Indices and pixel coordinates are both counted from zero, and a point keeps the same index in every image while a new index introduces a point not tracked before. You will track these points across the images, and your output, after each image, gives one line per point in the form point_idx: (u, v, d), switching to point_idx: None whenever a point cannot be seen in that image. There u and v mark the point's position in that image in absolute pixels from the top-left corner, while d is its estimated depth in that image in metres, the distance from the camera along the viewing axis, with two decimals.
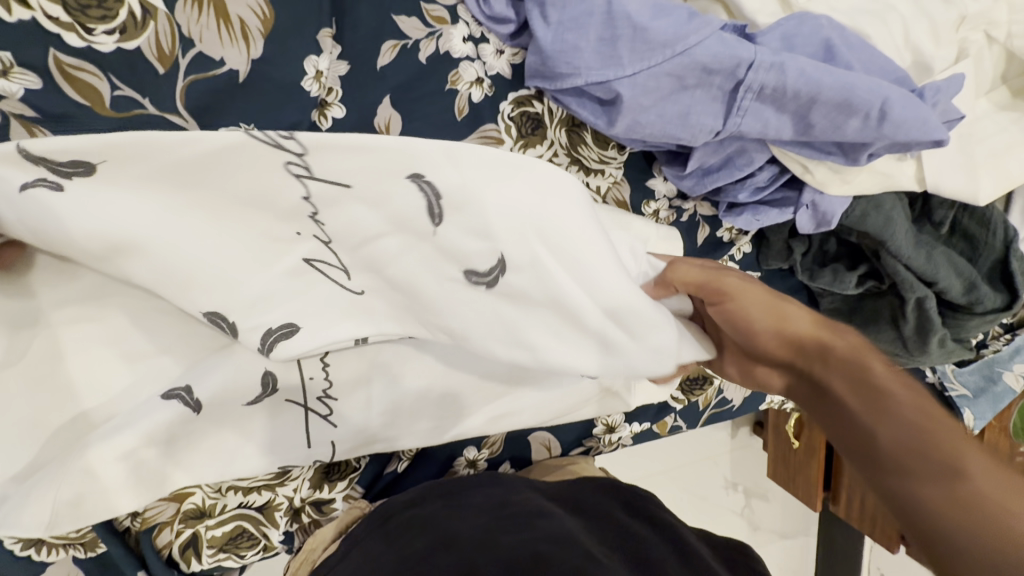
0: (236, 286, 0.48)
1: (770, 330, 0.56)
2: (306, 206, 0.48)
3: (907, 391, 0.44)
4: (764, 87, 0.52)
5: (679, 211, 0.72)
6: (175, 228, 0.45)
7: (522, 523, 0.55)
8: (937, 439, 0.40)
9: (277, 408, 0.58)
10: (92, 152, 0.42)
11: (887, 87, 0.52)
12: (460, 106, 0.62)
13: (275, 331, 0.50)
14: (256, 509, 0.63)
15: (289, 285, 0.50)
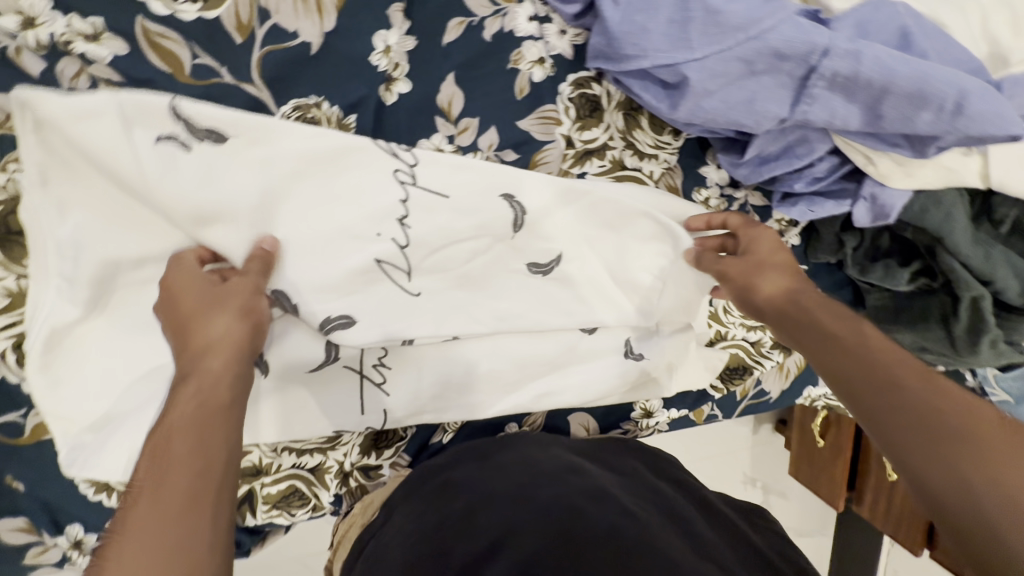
0: (311, 272, 0.54)
1: (771, 295, 0.60)
2: (399, 208, 0.56)
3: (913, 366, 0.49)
4: (837, 75, 0.51)
5: (731, 199, 0.72)
6: (272, 212, 0.52)
7: (559, 477, 0.57)
8: (947, 413, 0.44)
9: (336, 374, 0.60)
10: (231, 126, 0.50)
11: (964, 79, 0.51)
12: (521, 86, 0.62)
13: (333, 319, 0.56)
14: (309, 470, 0.65)
15: (355, 280, 0.56)
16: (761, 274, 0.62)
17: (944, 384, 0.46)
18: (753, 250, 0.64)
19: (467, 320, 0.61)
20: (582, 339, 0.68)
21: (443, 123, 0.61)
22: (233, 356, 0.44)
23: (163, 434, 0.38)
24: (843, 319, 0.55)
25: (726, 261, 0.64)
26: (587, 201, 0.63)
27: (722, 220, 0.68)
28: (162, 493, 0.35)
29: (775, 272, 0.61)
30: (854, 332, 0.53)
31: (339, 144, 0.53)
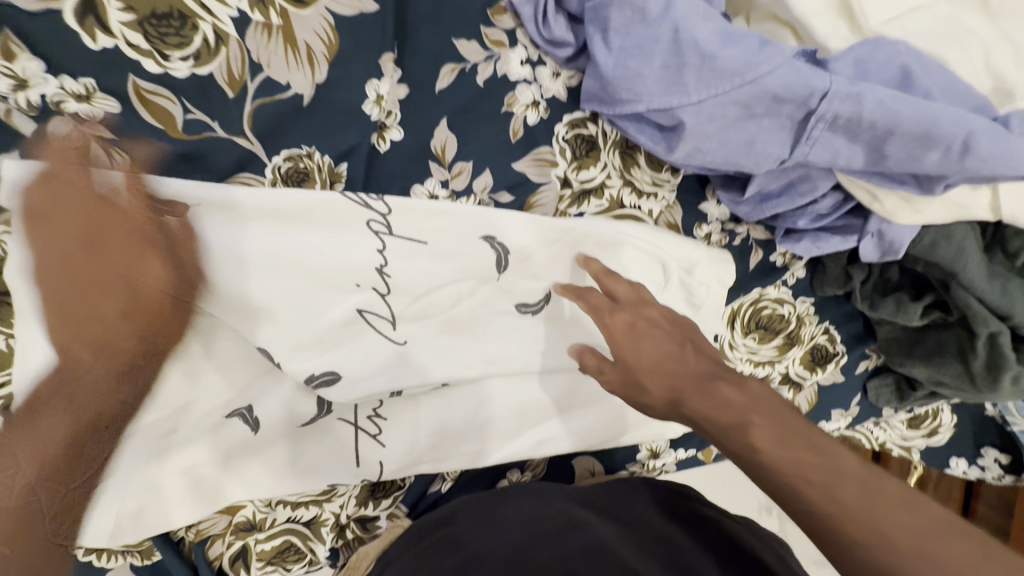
0: (314, 313, 0.54)
1: (660, 376, 0.55)
2: (377, 258, 0.55)
3: (804, 450, 0.45)
4: (837, 117, 0.48)
5: (732, 234, 0.72)
6: (240, 265, 0.50)
7: (558, 535, 0.56)
8: (857, 511, 0.40)
9: (329, 427, 0.59)
10: (193, 197, 0.49)
11: (972, 119, 0.47)
12: (515, 128, 0.62)
13: (317, 376, 0.55)
14: (304, 524, 0.63)
15: (339, 333, 0.55)
16: (645, 388, 0.56)
17: (835, 456, 0.44)
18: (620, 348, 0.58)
19: (456, 365, 0.60)
20: (585, 380, 0.67)
21: (437, 168, 0.60)
22: (158, 341, 0.51)
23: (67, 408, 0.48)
24: (726, 410, 0.49)
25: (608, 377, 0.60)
26: (569, 239, 0.62)
27: (578, 296, 0.60)
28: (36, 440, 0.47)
29: (654, 341, 0.57)
30: (743, 443, 0.47)
31: (311, 197, 0.54)
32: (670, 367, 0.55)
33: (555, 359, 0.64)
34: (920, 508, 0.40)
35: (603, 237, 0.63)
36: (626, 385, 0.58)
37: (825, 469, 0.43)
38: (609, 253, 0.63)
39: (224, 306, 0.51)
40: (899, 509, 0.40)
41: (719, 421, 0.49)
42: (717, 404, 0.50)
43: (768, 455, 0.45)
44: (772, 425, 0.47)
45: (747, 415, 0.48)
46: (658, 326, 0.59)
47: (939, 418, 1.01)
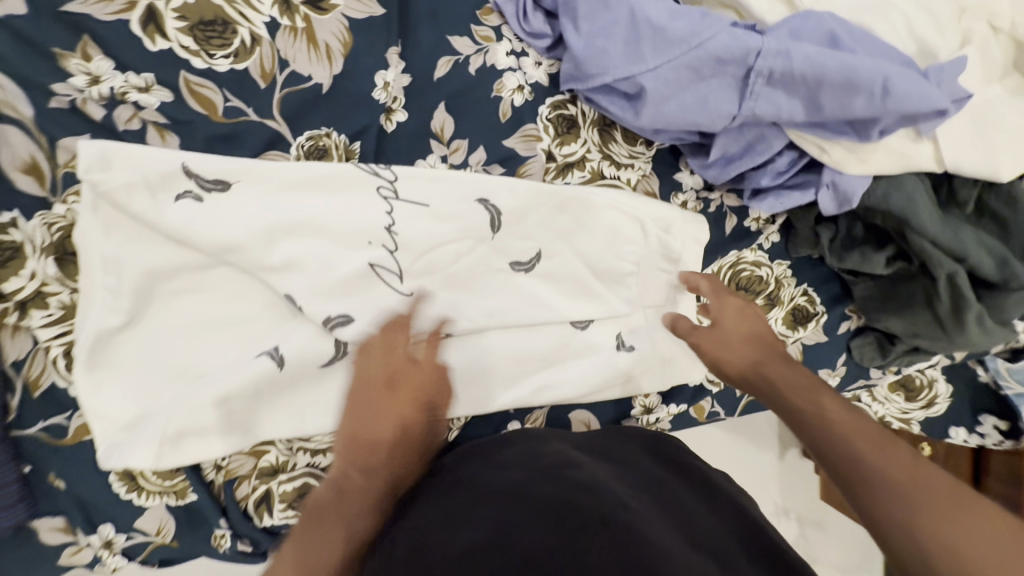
0: (332, 265, 0.62)
1: (744, 343, 0.70)
2: (386, 219, 0.64)
3: (876, 436, 0.54)
4: (773, 72, 0.57)
5: (707, 201, 0.79)
6: (269, 221, 0.60)
7: (555, 472, 0.59)
8: (900, 476, 0.50)
9: (343, 371, 0.65)
10: (232, 174, 0.60)
11: (888, 66, 0.55)
12: (504, 110, 0.71)
13: (333, 319, 0.62)
14: (322, 469, 0.69)
15: (353, 283, 0.62)
16: (731, 348, 0.70)
17: (893, 444, 0.53)
18: (721, 319, 0.72)
19: (458, 316, 0.68)
20: (576, 334, 0.73)
21: (437, 145, 0.69)
22: (401, 451, 0.58)
23: (350, 491, 0.55)
24: (800, 379, 0.63)
25: (701, 333, 0.72)
26: (555, 200, 0.69)
27: (695, 283, 0.73)
28: (325, 520, 0.53)
29: (745, 323, 0.72)
30: (810, 399, 0.61)
31: (327, 169, 0.63)
32: (754, 347, 0.70)
33: (548, 312, 0.71)
34: (971, 508, 0.47)
35: (587, 199, 0.70)
36: (709, 345, 0.71)
37: (877, 448, 0.53)
38: (593, 217, 0.71)
39: (247, 260, 0.60)
40: (935, 489, 0.49)
41: (794, 385, 0.63)
42: (785, 374, 0.65)
43: (832, 416, 0.58)
44: (838, 403, 0.59)
45: (820, 389, 0.62)
46: (754, 320, 0.72)
47: (934, 388, 1.04)
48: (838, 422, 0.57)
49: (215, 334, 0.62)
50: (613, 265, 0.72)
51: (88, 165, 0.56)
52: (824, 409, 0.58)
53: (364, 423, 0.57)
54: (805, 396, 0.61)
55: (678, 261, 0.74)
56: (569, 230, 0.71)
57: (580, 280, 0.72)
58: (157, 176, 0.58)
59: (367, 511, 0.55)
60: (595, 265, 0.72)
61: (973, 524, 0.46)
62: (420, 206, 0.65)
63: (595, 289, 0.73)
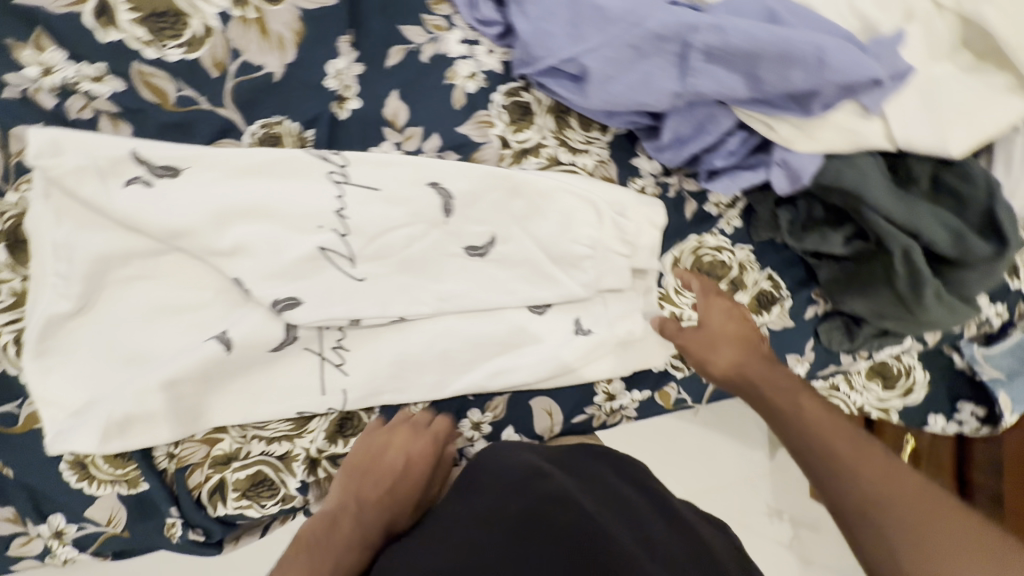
0: (281, 249, 0.62)
1: (733, 346, 0.74)
2: (336, 203, 0.64)
3: (851, 439, 0.64)
4: (711, 47, 0.58)
5: (665, 185, 0.80)
6: (216, 206, 0.60)
7: (526, 487, 0.61)
8: (871, 472, 0.60)
9: (295, 356, 0.65)
10: (181, 160, 0.61)
11: (821, 39, 0.57)
12: (457, 97, 0.72)
13: (280, 301, 0.62)
14: (276, 457, 0.69)
15: (303, 267, 0.63)
16: (717, 349, 0.74)
17: (868, 447, 0.63)
18: (710, 321, 0.75)
19: (412, 300, 0.68)
20: (533, 319, 0.73)
21: (390, 132, 0.70)
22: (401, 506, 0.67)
23: (347, 519, 0.64)
24: (786, 385, 0.71)
25: (688, 334, 0.75)
26: (507, 184, 0.70)
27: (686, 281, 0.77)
28: (332, 536, 0.62)
29: (732, 327, 0.75)
30: (792, 399, 0.69)
31: (277, 154, 0.64)
32: (740, 350, 0.74)
33: (504, 296, 0.71)
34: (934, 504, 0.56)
35: (539, 184, 0.71)
36: (699, 347, 0.74)
37: (857, 452, 0.62)
38: (545, 201, 0.71)
39: (196, 244, 0.60)
40: (906, 488, 0.58)
41: (781, 392, 0.70)
42: (771, 379, 0.72)
43: (815, 422, 0.66)
44: (819, 408, 0.68)
45: (800, 388, 0.71)
46: (740, 321, 0.76)
47: (913, 376, 1.00)
48: (821, 428, 0.65)
49: (166, 322, 0.62)
50: (568, 250, 0.72)
51: (36, 151, 0.56)
52: (809, 417, 0.67)
53: (372, 477, 0.67)
54: (790, 402, 0.69)
55: (635, 244, 0.74)
56: (522, 214, 0.71)
57: (536, 264, 0.72)
58: (102, 160, 0.58)
59: (351, 550, 0.62)
60: (550, 249, 0.72)
61: (937, 517, 0.55)
62: (370, 191, 0.65)
63: (552, 272, 0.72)
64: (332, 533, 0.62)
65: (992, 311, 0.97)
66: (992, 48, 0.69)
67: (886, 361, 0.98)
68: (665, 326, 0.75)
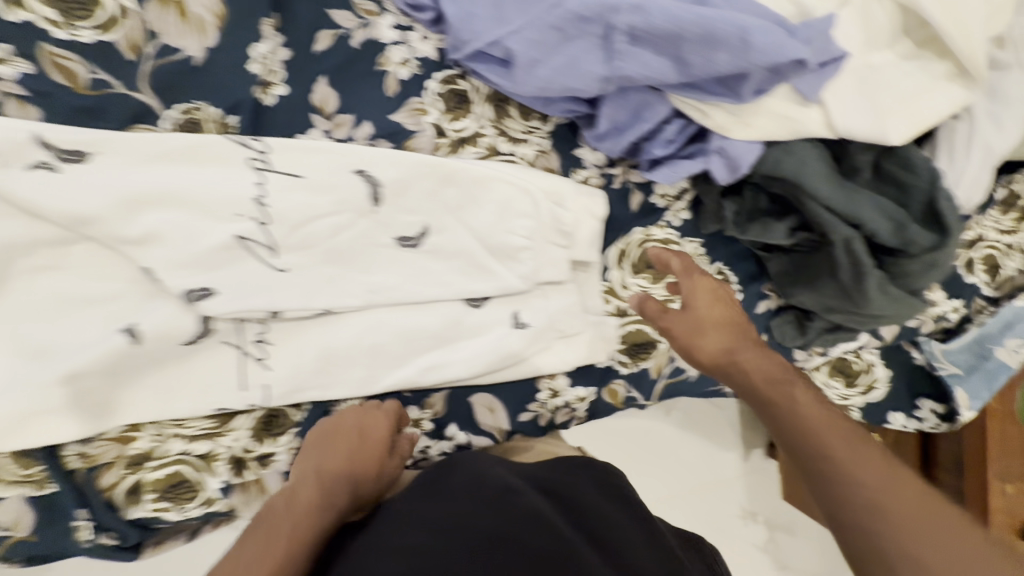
0: (195, 238, 0.59)
1: (721, 330, 0.71)
2: (255, 190, 0.61)
3: (848, 432, 0.59)
4: (633, 29, 0.56)
5: (610, 177, 0.78)
6: (126, 192, 0.57)
7: (497, 504, 0.58)
8: (870, 468, 0.55)
9: (212, 350, 0.62)
10: (90, 144, 0.58)
11: (744, 18, 0.55)
12: (390, 84, 0.70)
13: (192, 292, 0.59)
14: (197, 457, 0.66)
15: (218, 256, 0.60)
16: (703, 334, 0.70)
17: (862, 442, 0.58)
18: (696, 304, 0.71)
19: (339, 292, 0.65)
20: (470, 312, 0.71)
21: (318, 119, 0.68)
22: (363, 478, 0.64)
23: (301, 494, 0.60)
24: (778, 374, 0.67)
25: (673, 318, 0.71)
26: (439, 173, 0.68)
27: (668, 261, 0.72)
28: (286, 518, 0.58)
29: (718, 315, 0.71)
30: (785, 390, 0.65)
31: (195, 140, 0.61)
32: (728, 335, 0.71)
33: (438, 289, 0.69)
34: (928, 509, 0.52)
35: (472, 173, 0.69)
36: (682, 329, 0.71)
37: (848, 447, 0.58)
38: (479, 192, 0.69)
39: (103, 232, 0.57)
40: (901, 489, 0.54)
41: (772, 380, 0.66)
42: (760, 367, 0.68)
43: (807, 412, 0.62)
44: (811, 399, 0.63)
45: (793, 378, 0.67)
46: (727, 304, 0.73)
47: (874, 373, 0.98)
48: (815, 418, 0.61)
49: (71, 315, 0.58)
50: (506, 241, 0.70)
51: None
52: (803, 407, 0.62)
53: (329, 455, 0.64)
54: (780, 390, 0.65)
55: (574, 235, 0.73)
56: (457, 205, 0.69)
57: (471, 256, 0.70)
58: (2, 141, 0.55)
59: (308, 518, 0.59)
60: (487, 241, 0.70)
61: (930, 524, 0.51)
62: (292, 178, 0.63)
63: (489, 264, 0.70)
64: (289, 510, 0.59)
65: (948, 306, 0.96)
66: (931, 36, 0.68)
67: (844, 358, 0.97)
68: (644, 304, 0.71)
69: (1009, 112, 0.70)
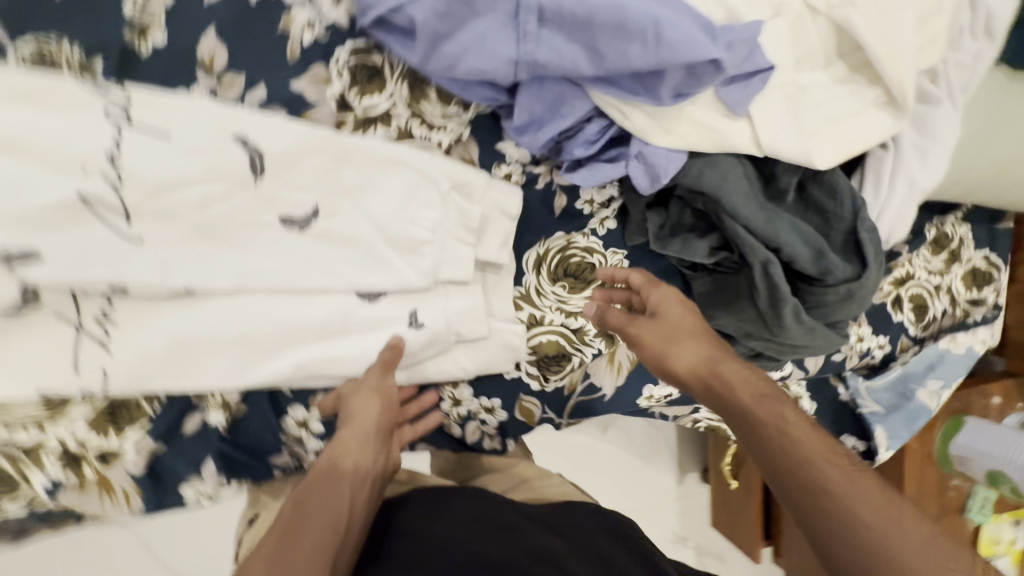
0: (21, 192, 0.50)
1: (699, 341, 0.65)
2: (109, 145, 0.53)
3: (841, 460, 0.53)
4: (543, 9, 0.53)
5: (532, 175, 0.72)
6: None
7: (504, 537, 0.58)
8: (871, 506, 0.49)
9: (42, 325, 0.54)
10: None
11: (658, 10, 0.52)
12: (292, 48, 0.63)
13: (14, 256, 0.50)
14: (20, 451, 0.56)
15: (54, 217, 0.51)
16: (677, 345, 0.65)
17: (859, 469, 0.52)
18: (667, 312, 0.67)
19: (209, 275, 0.58)
20: (361, 306, 0.64)
21: (204, 77, 0.61)
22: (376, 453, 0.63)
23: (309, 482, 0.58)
24: (759, 389, 0.60)
25: (639, 326, 0.67)
26: (334, 148, 0.61)
27: (626, 276, 0.70)
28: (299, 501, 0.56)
29: (691, 328, 0.66)
30: (772, 407, 0.58)
31: (36, 78, 0.51)
32: (703, 347, 0.65)
33: (326, 279, 0.62)
34: (938, 544, 0.47)
35: (373, 154, 0.62)
36: (651, 337, 0.66)
37: (847, 478, 0.51)
38: (380, 176, 0.63)
39: None
40: (906, 523, 0.48)
41: (755, 397, 0.59)
42: (740, 381, 0.61)
43: (798, 436, 0.55)
44: (800, 421, 0.56)
45: (779, 395, 0.60)
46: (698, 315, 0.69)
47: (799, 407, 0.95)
48: (807, 444, 0.54)
49: None
50: (408, 232, 0.64)
51: None
52: (793, 430, 0.56)
53: (344, 434, 0.62)
54: (767, 409, 0.58)
55: (481, 232, 0.69)
56: (354, 188, 0.62)
57: (368, 245, 0.63)
58: None
59: (333, 505, 0.56)
60: (387, 230, 0.64)
61: (942, 562, 0.46)
62: (155, 134, 0.54)
63: (387, 258, 0.64)
64: (305, 491, 0.57)
65: (874, 342, 0.94)
66: (864, 60, 0.65)
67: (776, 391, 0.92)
68: (608, 316, 0.70)
69: (937, 147, 0.68)
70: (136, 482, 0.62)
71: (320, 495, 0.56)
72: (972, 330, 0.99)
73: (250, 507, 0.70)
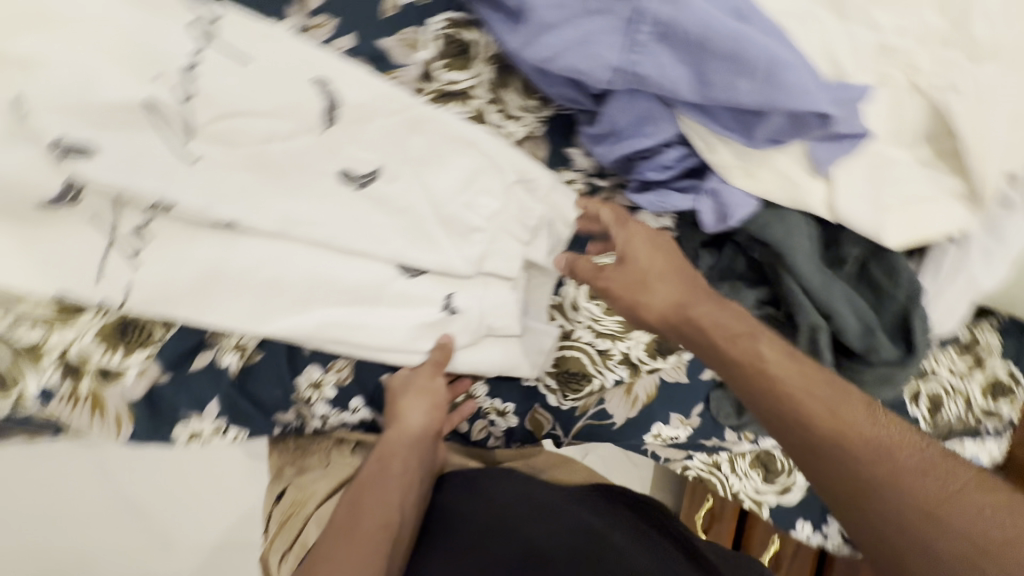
0: (87, 83, 0.47)
1: (675, 283, 0.62)
2: (188, 58, 0.51)
3: (825, 390, 0.53)
4: (659, 22, 0.52)
5: (595, 188, 0.69)
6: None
7: (546, 513, 0.68)
8: (866, 432, 0.50)
9: (73, 224, 0.51)
10: None
11: (775, 49, 0.52)
12: (388, 4, 0.62)
13: (65, 145, 0.47)
14: (19, 348, 0.53)
15: (115, 116, 0.49)
16: (648, 289, 0.62)
17: (844, 393, 0.53)
18: (635, 255, 0.63)
19: (253, 208, 0.55)
20: (398, 280, 0.62)
21: (295, 12, 0.59)
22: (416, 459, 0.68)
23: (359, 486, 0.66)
24: (736, 324, 0.59)
25: (608, 275, 0.64)
26: (408, 114, 0.59)
27: (597, 212, 0.65)
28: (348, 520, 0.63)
29: (659, 268, 0.63)
30: (747, 347, 0.57)
31: None
32: (676, 288, 0.62)
33: (369, 244, 0.59)
34: (927, 461, 0.48)
35: (448, 127, 0.60)
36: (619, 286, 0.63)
37: (838, 411, 0.52)
38: (447, 151, 0.61)
39: None
40: (893, 446, 0.49)
41: (733, 339, 0.58)
42: (716, 322, 0.59)
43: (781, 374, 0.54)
44: (780, 357, 0.55)
45: (754, 330, 0.58)
46: (669, 250, 0.64)
47: (794, 476, 0.94)
48: (794, 385, 0.53)
49: None
50: (462, 215, 0.62)
51: None
52: (774, 371, 0.55)
53: (387, 445, 0.68)
54: (747, 352, 0.56)
55: (534, 232, 0.66)
56: (419, 158, 0.60)
57: (420, 219, 0.61)
58: None
59: (387, 507, 0.65)
60: (442, 208, 0.62)
61: (934, 477, 0.47)
62: (234, 57, 0.52)
63: (435, 236, 0.62)
64: (355, 500, 0.65)
65: None
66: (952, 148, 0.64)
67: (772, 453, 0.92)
68: (574, 266, 0.66)
69: (1002, 252, 0.66)
70: (132, 407, 0.59)
71: (370, 504, 0.64)
72: (980, 440, 0.97)
73: (276, 481, 0.74)
